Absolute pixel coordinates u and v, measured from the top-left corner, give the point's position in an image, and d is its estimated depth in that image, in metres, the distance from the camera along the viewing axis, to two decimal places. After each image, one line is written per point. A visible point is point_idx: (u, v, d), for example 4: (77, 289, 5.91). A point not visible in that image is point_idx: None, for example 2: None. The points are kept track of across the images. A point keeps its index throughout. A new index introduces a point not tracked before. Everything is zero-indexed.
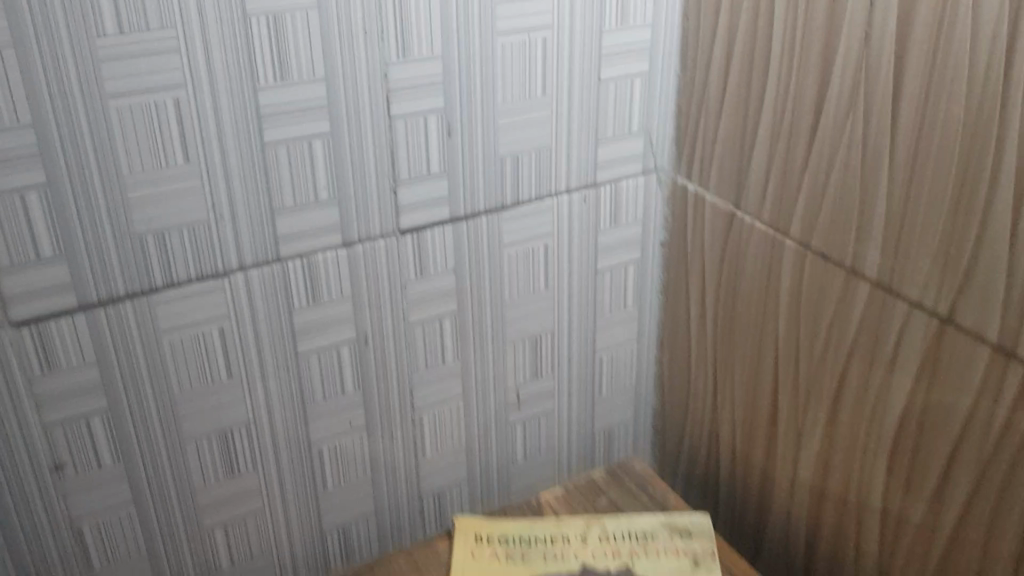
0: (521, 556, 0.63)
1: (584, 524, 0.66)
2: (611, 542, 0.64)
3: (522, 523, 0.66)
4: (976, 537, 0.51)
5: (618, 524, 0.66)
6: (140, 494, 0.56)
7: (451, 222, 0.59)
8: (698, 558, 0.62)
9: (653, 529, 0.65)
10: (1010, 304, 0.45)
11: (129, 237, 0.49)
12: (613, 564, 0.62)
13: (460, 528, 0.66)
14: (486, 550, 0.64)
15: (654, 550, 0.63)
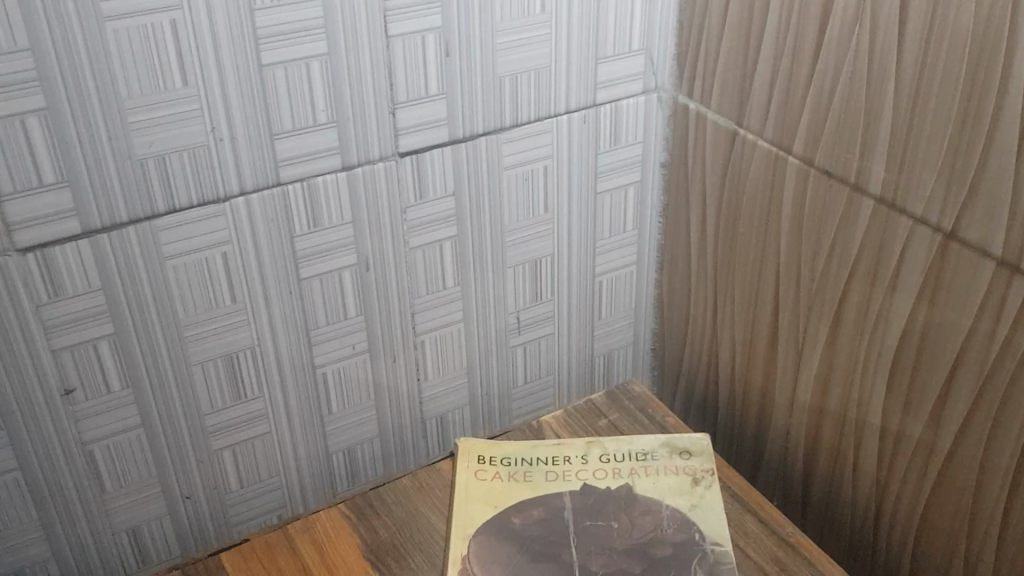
0: (523, 477, 0.64)
1: (585, 445, 0.67)
2: (612, 463, 0.65)
3: (524, 445, 0.67)
4: (972, 452, 0.52)
5: (617, 446, 0.67)
6: (149, 417, 0.57)
7: (451, 144, 0.59)
8: (698, 476, 0.63)
9: (653, 449, 0.66)
10: (1017, 217, 0.45)
11: (130, 161, 0.49)
12: (615, 483, 0.63)
13: (463, 451, 0.67)
14: (489, 471, 0.65)
15: (654, 469, 0.64)
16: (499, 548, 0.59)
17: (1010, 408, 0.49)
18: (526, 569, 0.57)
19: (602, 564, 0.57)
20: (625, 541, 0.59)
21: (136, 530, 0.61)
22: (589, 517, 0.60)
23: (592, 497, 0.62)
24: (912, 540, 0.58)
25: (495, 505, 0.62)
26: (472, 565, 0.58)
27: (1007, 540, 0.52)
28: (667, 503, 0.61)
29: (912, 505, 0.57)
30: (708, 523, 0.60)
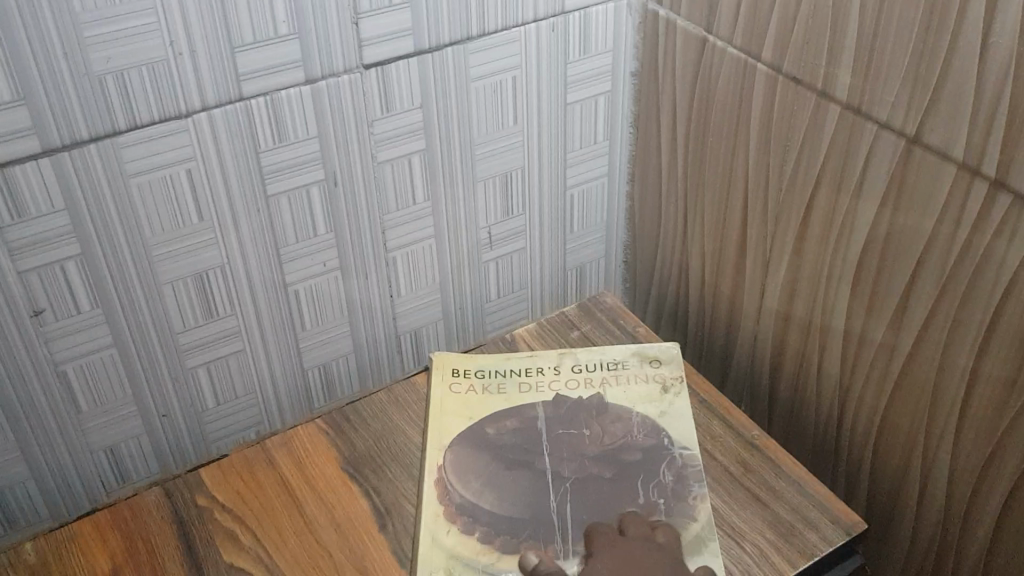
0: (497, 388, 0.65)
1: (558, 355, 0.67)
2: (584, 372, 0.66)
3: (497, 357, 0.68)
4: (932, 354, 0.53)
5: (590, 356, 0.67)
6: (121, 337, 0.57)
7: (416, 55, 0.58)
8: (667, 383, 0.64)
9: (624, 358, 0.67)
10: (977, 120, 0.45)
11: (87, 77, 0.48)
12: (587, 392, 0.64)
13: (437, 364, 0.68)
14: (463, 383, 0.66)
15: (625, 378, 0.65)
16: (473, 456, 0.60)
17: (968, 308, 0.50)
18: (499, 476, 0.58)
19: (574, 470, 0.58)
20: (596, 447, 0.60)
21: (114, 449, 0.61)
22: (562, 426, 0.61)
23: (564, 406, 0.63)
24: (873, 439, 0.59)
25: (468, 416, 0.63)
26: (446, 473, 0.59)
27: (961, 437, 0.53)
28: (637, 411, 0.62)
29: (874, 405, 0.58)
30: (676, 428, 0.61)
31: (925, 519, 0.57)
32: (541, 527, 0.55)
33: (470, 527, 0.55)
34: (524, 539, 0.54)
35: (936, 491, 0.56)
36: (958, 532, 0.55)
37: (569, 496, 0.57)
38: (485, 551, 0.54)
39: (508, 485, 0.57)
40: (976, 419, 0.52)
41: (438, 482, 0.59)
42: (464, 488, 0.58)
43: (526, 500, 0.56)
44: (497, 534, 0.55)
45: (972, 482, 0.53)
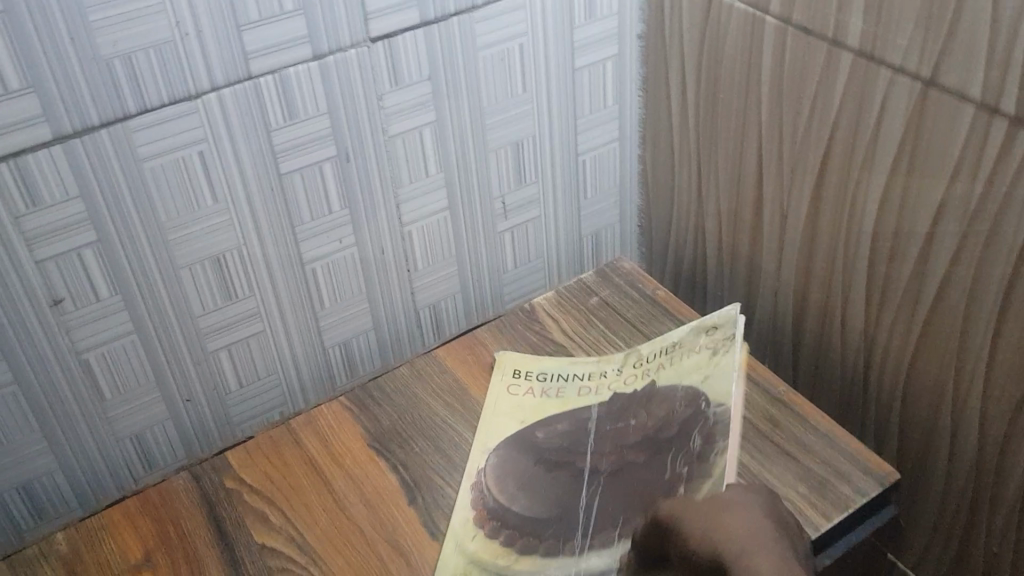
0: (557, 392, 0.63)
1: (623, 355, 0.65)
2: (643, 365, 0.63)
3: (563, 360, 0.66)
4: (957, 300, 0.53)
5: (654, 347, 0.65)
6: (140, 322, 0.57)
7: (423, 27, 0.57)
8: (716, 348, 0.62)
9: (680, 338, 0.64)
10: (995, 60, 0.45)
11: (95, 61, 0.48)
12: (641, 384, 0.62)
13: (500, 364, 0.66)
14: (523, 386, 0.64)
15: (676, 357, 0.63)
16: (514, 453, 0.59)
17: (992, 250, 0.49)
18: (536, 477, 0.58)
19: (610, 466, 0.57)
20: (638, 434, 0.58)
21: (140, 436, 0.62)
22: (611, 422, 0.60)
23: (620, 404, 0.61)
24: (901, 390, 0.59)
25: (522, 420, 0.62)
26: (484, 479, 0.59)
27: (990, 380, 0.53)
28: (684, 387, 0.60)
29: (900, 354, 0.58)
30: (715, 390, 0.60)
31: (957, 463, 0.57)
32: (564, 527, 0.54)
33: (495, 531, 0.55)
34: (546, 539, 0.54)
35: (969, 436, 0.56)
36: (992, 476, 0.55)
37: (600, 492, 0.56)
38: (504, 554, 0.54)
39: (536, 484, 0.57)
40: (1005, 361, 0.51)
41: (475, 488, 0.58)
42: (501, 493, 0.57)
43: (556, 499, 0.56)
44: (522, 535, 0.54)
45: (1004, 425, 0.53)
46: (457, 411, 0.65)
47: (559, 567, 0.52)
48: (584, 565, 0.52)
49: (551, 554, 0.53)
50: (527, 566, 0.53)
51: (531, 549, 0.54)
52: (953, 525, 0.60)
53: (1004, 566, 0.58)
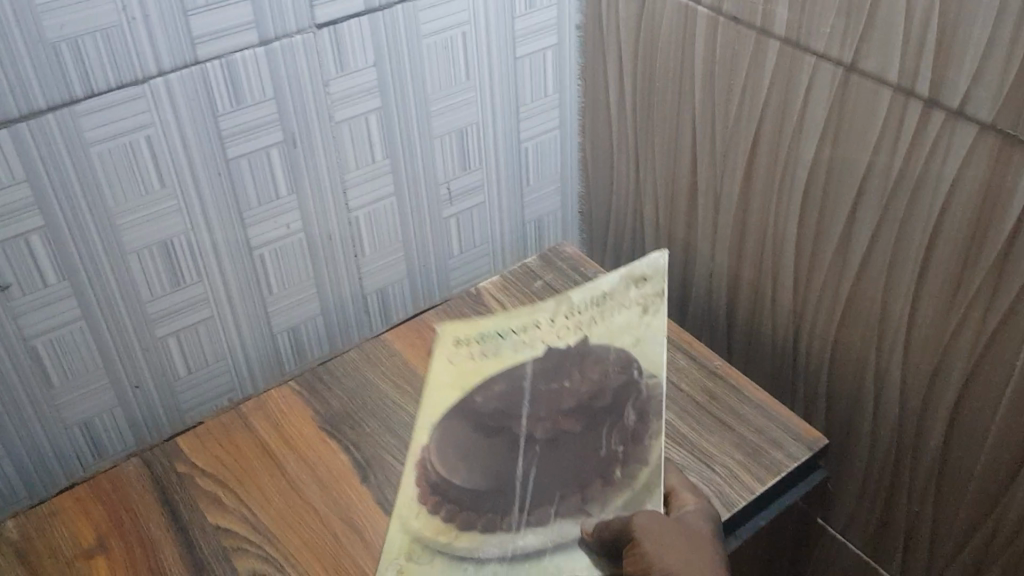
0: (493, 353, 0.64)
1: (553, 303, 0.66)
2: (578, 318, 0.64)
3: (501, 316, 0.66)
4: (879, 274, 0.55)
5: (585, 298, 0.66)
6: (88, 307, 0.58)
7: (367, 14, 0.59)
8: (648, 306, 0.64)
9: (612, 287, 0.66)
10: (909, 43, 0.48)
11: (42, 46, 0.49)
12: (572, 339, 0.63)
13: (439, 338, 0.66)
14: (460, 351, 0.64)
15: (610, 311, 0.64)
16: (453, 427, 0.60)
17: (908, 226, 0.52)
18: (474, 444, 0.58)
19: (546, 430, 0.58)
20: (573, 400, 0.60)
21: (88, 423, 0.62)
22: (546, 382, 0.61)
23: (553, 362, 0.62)
24: (828, 362, 0.62)
25: (460, 388, 0.62)
26: (426, 454, 0.59)
27: (910, 350, 0.55)
28: (615, 348, 0.62)
29: (826, 328, 0.61)
30: (646, 356, 0.61)
31: (880, 428, 0.60)
32: (502, 497, 0.55)
33: (436, 507, 0.56)
34: (486, 511, 0.55)
35: (889, 402, 0.58)
36: (911, 440, 0.58)
37: (537, 463, 0.56)
38: (444, 530, 0.54)
39: (475, 450, 0.58)
40: (923, 332, 0.54)
41: (417, 462, 0.59)
42: (441, 468, 0.58)
43: (493, 466, 0.57)
44: (462, 508, 0.55)
45: (922, 391, 0.56)
46: (404, 394, 0.66)
47: (496, 544, 0.53)
48: (521, 543, 0.53)
49: (489, 531, 0.54)
50: (466, 544, 0.53)
51: (472, 526, 0.54)
52: (878, 487, 0.62)
53: (925, 526, 0.61)
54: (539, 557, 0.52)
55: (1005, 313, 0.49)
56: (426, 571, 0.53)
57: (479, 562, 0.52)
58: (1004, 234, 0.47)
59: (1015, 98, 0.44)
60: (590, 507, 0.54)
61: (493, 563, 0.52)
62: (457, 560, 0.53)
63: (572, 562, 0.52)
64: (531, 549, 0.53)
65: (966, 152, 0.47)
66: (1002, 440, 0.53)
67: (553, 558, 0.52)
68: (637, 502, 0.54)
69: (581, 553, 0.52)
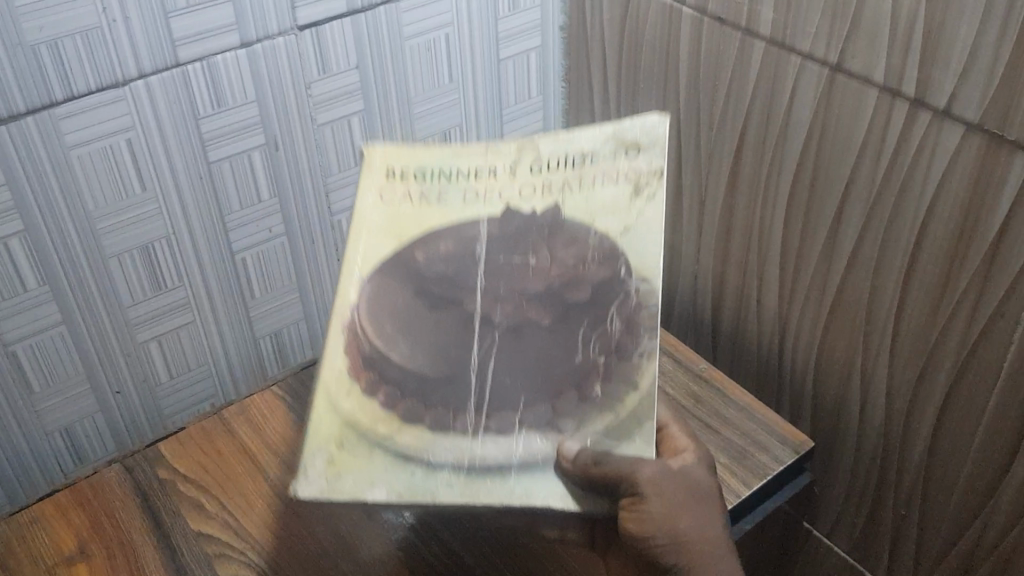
0: (437, 198, 0.50)
1: (514, 146, 0.51)
2: (542, 174, 0.50)
3: (448, 151, 0.52)
4: (865, 274, 0.55)
5: (556, 146, 0.51)
6: (69, 313, 0.57)
7: (350, 16, 0.58)
8: (641, 183, 0.49)
9: (592, 147, 0.50)
10: (895, 43, 0.48)
11: (20, 48, 0.48)
12: (542, 204, 0.49)
13: (368, 163, 0.52)
14: (398, 190, 0.51)
15: (591, 181, 0.50)
16: (388, 277, 0.48)
17: (896, 225, 0.52)
18: (417, 317, 0.46)
19: (505, 315, 0.46)
20: (540, 284, 0.47)
21: (68, 429, 0.61)
22: (505, 251, 0.49)
23: (511, 228, 0.49)
24: (814, 364, 0.62)
25: (397, 238, 0.49)
26: (358, 322, 0.46)
27: (897, 351, 0.56)
28: (598, 229, 0.48)
29: (811, 330, 0.61)
30: (636, 252, 0.47)
31: (868, 429, 0.60)
32: (456, 388, 0.44)
33: (374, 387, 0.44)
34: (435, 405, 0.44)
35: (877, 403, 0.59)
36: (899, 441, 0.58)
37: (496, 353, 0.45)
38: (385, 420, 0.44)
39: (423, 329, 0.46)
40: (909, 332, 0.54)
41: (346, 331, 0.46)
42: (375, 334, 0.46)
43: (443, 346, 0.46)
44: (404, 397, 0.44)
45: (909, 392, 0.56)
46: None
47: (449, 447, 0.43)
48: (481, 452, 0.43)
49: (440, 427, 0.43)
50: (411, 439, 0.43)
51: (417, 419, 0.44)
52: (865, 487, 0.62)
53: (912, 528, 0.61)
54: (503, 473, 0.42)
55: (992, 312, 0.49)
56: (362, 462, 0.43)
57: (431, 468, 0.42)
58: (992, 230, 0.47)
59: (1000, 98, 0.44)
60: (561, 424, 0.44)
61: (448, 474, 0.42)
62: (402, 460, 0.43)
63: (543, 492, 0.42)
64: (494, 461, 0.42)
65: (952, 149, 0.47)
66: (988, 440, 0.53)
67: (519, 479, 0.42)
68: (626, 437, 0.44)
69: (558, 476, 0.42)
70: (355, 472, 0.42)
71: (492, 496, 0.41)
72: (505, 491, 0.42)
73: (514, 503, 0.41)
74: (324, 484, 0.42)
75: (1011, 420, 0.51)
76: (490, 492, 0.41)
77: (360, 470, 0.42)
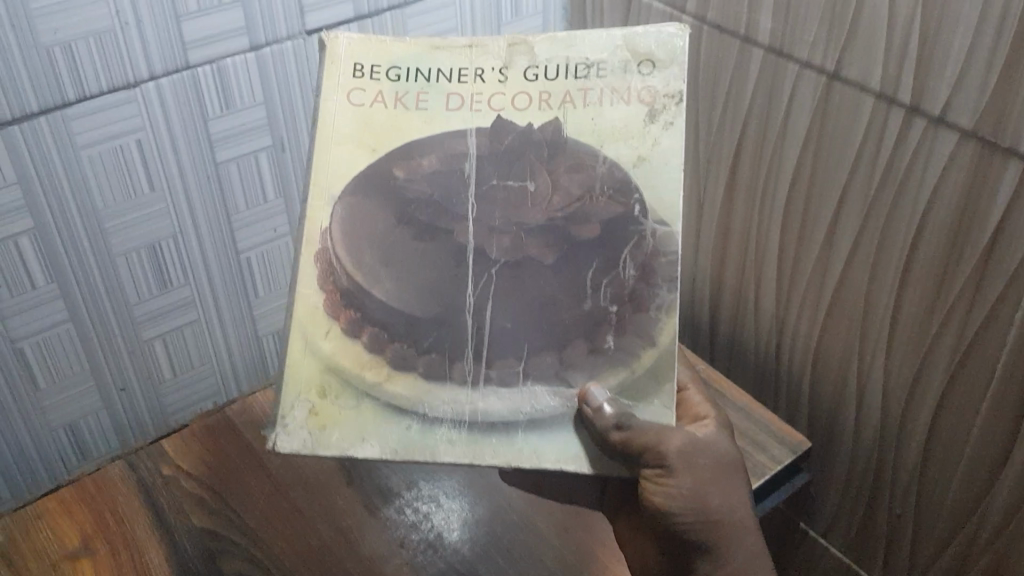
0: (417, 102, 0.45)
1: (507, 45, 0.45)
2: (541, 81, 0.45)
3: (422, 45, 0.46)
4: (861, 278, 0.57)
5: (556, 53, 0.45)
6: (76, 311, 0.58)
7: (357, 20, 0.60)
8: (656, 107, 0.44)
9: (600, 56, 0.45)
10: (892, 51, 0.49)
11: (35, 49, 0.49)
12: (540, 119, 0.44)
13: (332, 56, 0.45)
14: (369, 92, 0.45)
15: (597, 99, 0.45)
16: (361, 196, 0.44)
17: (892, 227, 0.53)
18: (403, 247, 0.44)
19: (501, 249, 0.43)
20: (541, 217, 0.44)
21: (73, 426, 0.62)
22: (498, 172, 0.44)
23: (505, 143, 0.44)
24: (810, 366, 0.63)
25: (373, 150, 0.45)
26: (335, 250, 0.44)
27: (892, 353, 0.57)
28: (606, 156, 0.44)
29: (808, 332, 0.62)
30: (654, 189, 0.44)
31: (863, 429, 0.61)
32: (449, 333, 0.43)
33: (356, 330, 0.44)
34: (427, 350, 0.43)
35: (872, 404, 0.60)
36: (893, 442, 0.59)
37: (495, 292, 0.43)
38: (374, 366, 0.43)
39: (410, 261, 0.44)
40: (904, 334, 0.56)
41: (321, 257, 0.44)
42: (354, 266, 0.44)
43: (431, 281, 0.43)
44: (392, 339, 0.43)
45: (904, 394, 0.57)
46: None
47: (447, 401, 0.43)
48: (482, 407, 0.43)
49: (436, 378, 0.43)
50: (406, 391, 0.43)
51: (409, 367, 0.43)
52: (860, 488, 0.64)
53: (906, 527, 0.62)
54: (507, 429, 0.43)
55: (986, 315, 0.50)
56: (353, 414, 0.43)
57: (428, 423, 0.43)
58: (986, 234, 0.49)
59: (995, 105, 0.46)
60: (570, 377, 0.44)
61: (448, 430, 0.43)
62: (397, 413, 0.43)
63: (553, 451, 0.43)
64: (497, 417, 0.43)
65: (947, 156, 0.49)
66: (981, 441, 0.54)
67: (527, 437, 0.43)
68: (643, 398, 0.44)
69: (567, 435, 0.43)
70: (344, 425, 0.43)
71: (498, 457, 0.42)
72: (512, 451, 0.42)
73: (523, 464, 0.42)
74: (310, 436, 0.43)
75: (1003, 421, 0.52)
76: (496, 454, 0.42)
77: (350, 422, 0.43)
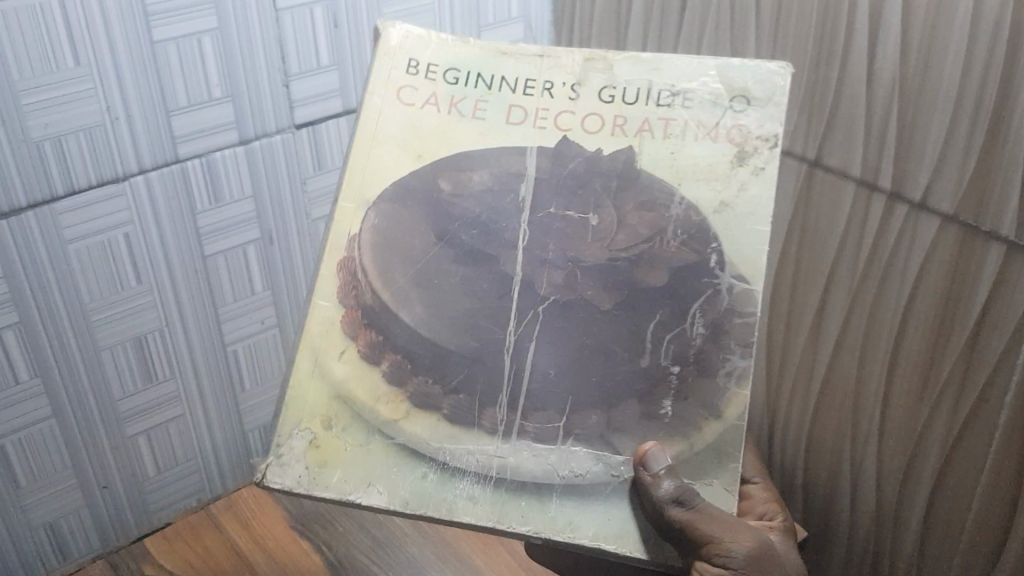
0: (478, 113, 0.45)
1: (582, 60, 0.45)
2: (615, 99, 0.44)
3: (491, 52, 0.46)
4: (850, 364, 0.57)
5: (636, 72, 0.44)
6: (59, 406, 0.57)
7: (345, 115, 0.62)
8: (747, 148, 0.42)
9: (687, 82, 0.44)
10: (870, 140, 0.51)
11: (25, 144, 0.49)
12: (610, 144, 0.43)
13: (389, 49, 0.46)
14: (424, 92, 0.45)
15: (678, 130, 0.43)
16: (400, 207, 0.43)
17: (880, 310, 0.54)
18: (441, 268, 0.42)
19: (552, 286, 0.41)
20: (601, 254, 0.42)
21: (53, 526, 0.60)
22: (558, 199, 0.43)
23: (569, 167, 0.43)
24: (803, 454, 0.62)
25: (417, 155, 0.44)
26: (364, 257, 0.43)
27: (884, 440, 0.56)
28: (682, 194, 0.42)
29: (800, 419, 0.62)
30: (731, 238, 0.42)
31: (861, 512, 0.60)
32: (480, 369, 0.41)
33: (376, 357, 0.42)
34: (454, 390, 0.41)
35: (867, 492, 0.59)
36: (890, 530, 0.58)
37: (539, 334, 0.41)
38: (392, 402, 0.41)
39: (447, 287, 0.42)
40: (896, 420, 0.55)
41: (348, 264, 0.43)
42: (382, 280, 0.42)
43: (468, 308, 0.41)
44: (416, 373, 0.41)
45: (898, 481, 0.56)
46: None
47: (475, 450, 0.41)
48: (516, 464, 0.40)
49: (461, 423, 0.41)
50: (426, 435, 0.41)
51: (432, 406, 0.41)
52: None
53: None
54: (541, 492, 0.40)
55: (976, 398, 0.50)
56: (362, 454, 0.41)
57: (449, 476, 0.40)
58: (973, 315, 0.49)
59: (976, 188, 0.46)
60: (619, 442, 0.41)
61: (469, 486, 0.40)
62: (416, 458, 0.41)
63: (590, 523, 0.40)
64: (529, 477, 0.40)
65: (930, 241, 0.49)
66: (980, 526, 0.52)
67: (562, 505, 0.40)
68: (702, 476, 0.41)
69: (603, 506, 0.40)
70: (347, 463, 0.41)
71: (526, 523, 0.40)
72: (544, 519, 0.40)
73: (555, 536, 0.40)
74: (307, 471, 0.41)
75: (999, 507, 0.51)
76: (525, 521, 0.40)
77: (356, 463, 0.41)
